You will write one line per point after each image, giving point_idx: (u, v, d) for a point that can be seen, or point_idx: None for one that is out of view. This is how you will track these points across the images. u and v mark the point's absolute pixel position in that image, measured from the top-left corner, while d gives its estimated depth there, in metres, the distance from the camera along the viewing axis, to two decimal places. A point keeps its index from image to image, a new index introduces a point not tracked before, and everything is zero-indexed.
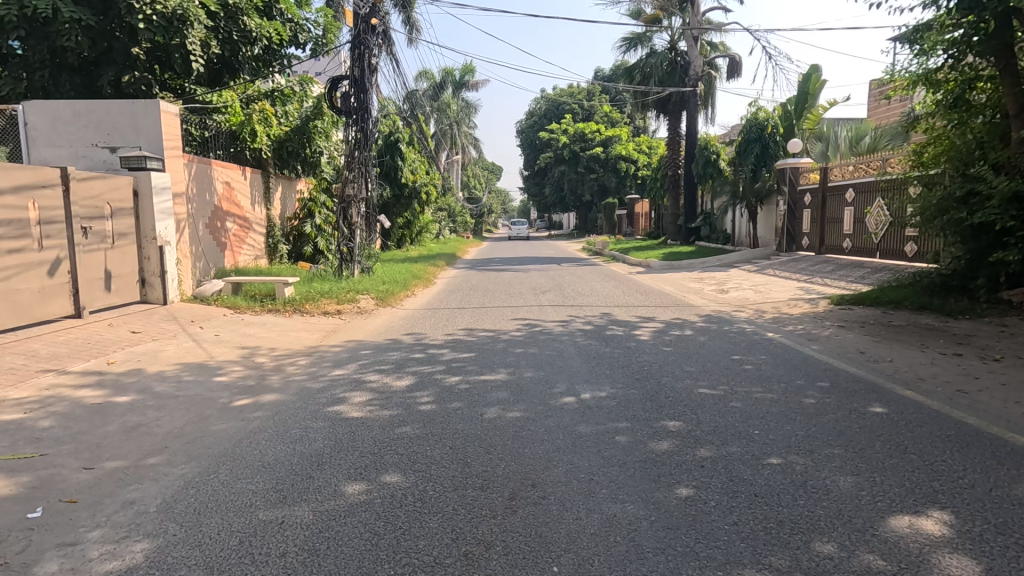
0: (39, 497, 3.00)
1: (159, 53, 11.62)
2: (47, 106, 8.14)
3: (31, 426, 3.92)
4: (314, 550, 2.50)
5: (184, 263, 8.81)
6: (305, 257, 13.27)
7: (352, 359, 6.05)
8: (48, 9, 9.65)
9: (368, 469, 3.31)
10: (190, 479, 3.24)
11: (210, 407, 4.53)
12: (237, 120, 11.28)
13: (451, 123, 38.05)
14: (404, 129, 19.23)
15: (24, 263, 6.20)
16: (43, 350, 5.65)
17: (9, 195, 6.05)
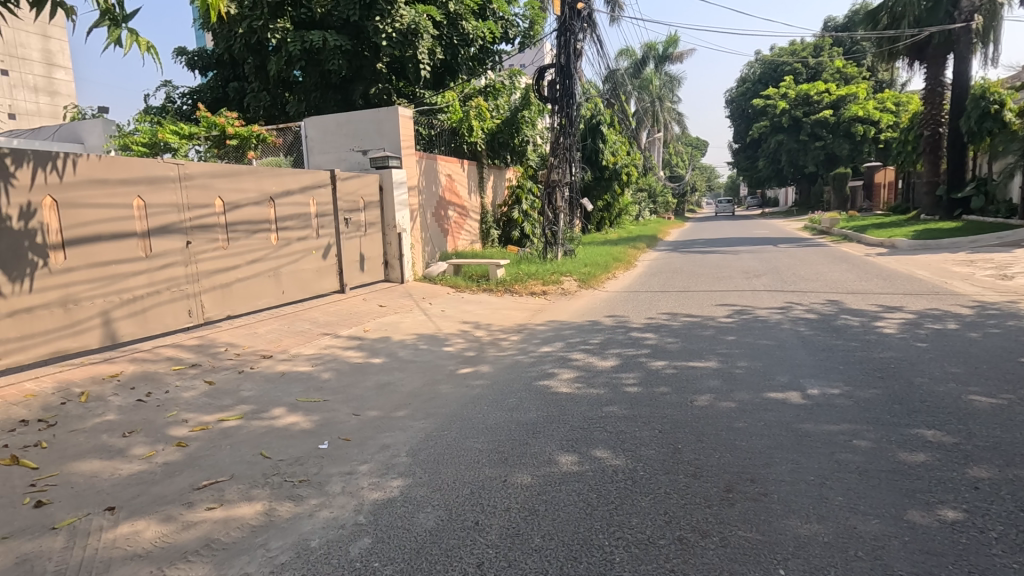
0: (325, 433, 3.80)
1: (396, 65, 13.46)
2: (321, 121, 10.06)
3: (317, 377, 4.98)
4: (533, 509, 2.72)
5: (417, 248, 10.16)
6: (513, 242, 14.22)
7: (559, 337, 6.35)
8: (320, 41, 11.88)
9: (580, 443, 3.46)
10: (429, 433, 3.77)
11: (441, 372, 5.20)
12: (457, 117, 12.45)
13: (653, 100, 36.68)
14: (605, 111, 19.17)
15: (307, 248, 7.81)
16: (321, 318, 7.09)
17: (299, 194, 7.68)
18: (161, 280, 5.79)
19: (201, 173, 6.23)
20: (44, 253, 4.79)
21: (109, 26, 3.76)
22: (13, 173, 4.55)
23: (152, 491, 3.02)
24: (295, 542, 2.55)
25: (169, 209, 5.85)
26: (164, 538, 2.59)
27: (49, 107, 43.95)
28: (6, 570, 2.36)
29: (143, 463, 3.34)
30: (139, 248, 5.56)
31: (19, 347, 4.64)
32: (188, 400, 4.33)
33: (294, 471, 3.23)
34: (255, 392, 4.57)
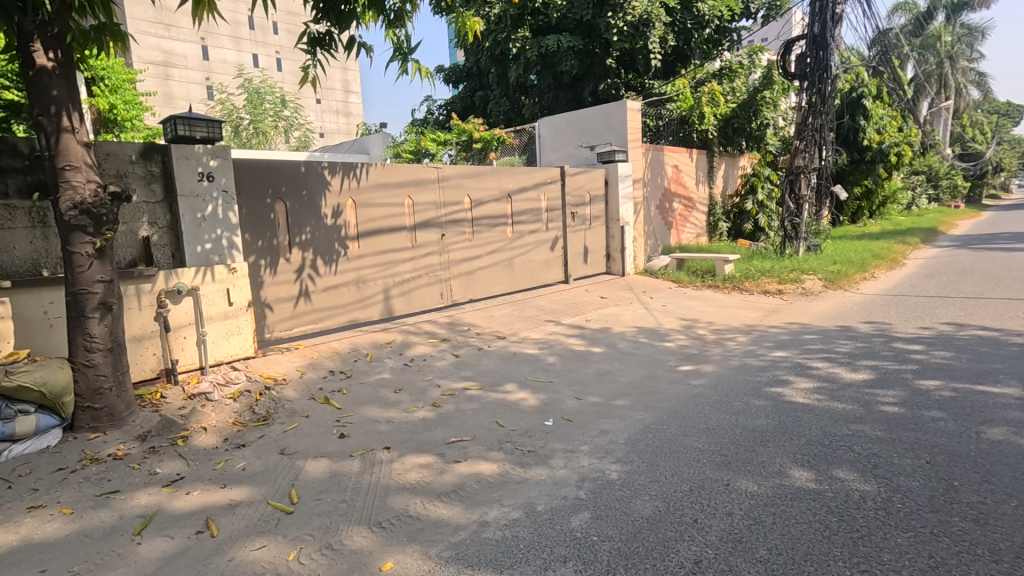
0: (550, 411, 4.11)
1: (627, 58, 13.47)
2: (553, 121, 10.66)
3: (543, 360, 5.39)
4: (759, 520, 2.57)
5: (639, 241, 10.11)
6: (745, 235, 13.12)
7: (796, 342, 5.71)
8: (555, 44, 12.63)
9: (818, 460, 3.11)
10: (648, 425, 3.80)
11: (661, 367, 5.15)
12: (687, 105, 11.92)
13: (939, 61, 29.76)
14: (871, 81, 16.23)
15: (537, 241, 8.44)
16: (547, 306, 7.60)
17: (533, 190, 8.30)
18: (423, 266, 6.89)
19: (455, 175, 7.19)
20: (346, 242, 6.12)
21: (398, 59, 4.62)
22: (329, 180, 5.88)
23: (416, 439, 3.67)
24: (524, 503, 2.85)
25: (430, 206, 6.91)
26: (424, 479, 3.15)
27: (347, 125, 55.23)
28: (323, 480, 3.15)
29: (409, 415, 4.09)
30: (408, 239, 6.71)
31: (329, 315, 6.04)
32: (440, 369, 5.11)
33: (524, 441, 3.59)
34: (492, 367, 5.16)
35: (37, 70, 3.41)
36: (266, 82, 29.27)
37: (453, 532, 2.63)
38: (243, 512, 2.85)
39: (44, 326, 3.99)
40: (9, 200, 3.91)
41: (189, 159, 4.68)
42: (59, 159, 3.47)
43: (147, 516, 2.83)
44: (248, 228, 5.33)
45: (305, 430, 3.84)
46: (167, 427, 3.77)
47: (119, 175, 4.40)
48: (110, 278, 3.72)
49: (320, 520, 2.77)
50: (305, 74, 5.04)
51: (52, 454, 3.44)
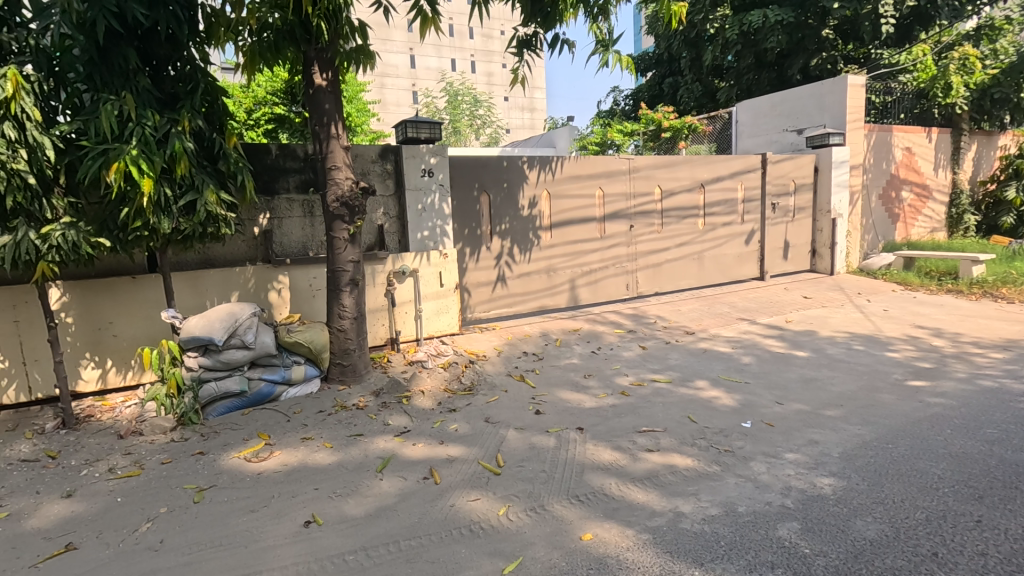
0: (748, 413, 3.89)
1: (847, 26, 12.08)
2: (753, 104, 9.80)
3: (737, 359, 5.09)
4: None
5: (854, 236, 8.88)
6: (1001, 231, 10.70)
7: None
8: (760, 20, 11.66)
9: None
10: (867, 441, 3.39)
11: (883, 379, 4.51)
12: (927, 76, 10.03)
13: None
14: None
15: (731, 234, 7.94)
16: (740, 303, 7.12)
17: (728, 180, 7.81)
18: (610, 257, 6.97)
19: (646, 165, 7.10)
20: (539, 232, 6.46)
21: (600, 52, 4.72)
22: (527, 173, 6.26)
23: (608, 424, 3.78)
24: (724, 502, 2.77)
25: (620, 197, 6.93)
26: (617, 462, 3.24)
27: (531, 121, 57.54)
28: (524, 450, 3.44)
29: (599, 401, 4.21)
30: (597, 230, 6.83)
31: (521, 300, 6.47)
32: (627, 359, 5.15)
33: (720, 440, 3.47)
34: (681, 362, 5.04)
35: (315, 88, 4.21)
36: (464, 84, 32.01)
37: (649, 516, 2.69)
38: (459, 466, 3.26)
39: (310, 296, 4.97)
40: (290, 194, 4.93)
41: (415, 157, 5.37)
42: (327, 161, 4.27)
43: (385, 459, 3.39)
44: (457, 218, 5.94)
45: (505, 404, 4.21)
46: (394, 387, 4.43)
47: (363, 173, 5.25)
48: (358, 259, 4.47)
49: (523, 484, 3.04)
50: (514, 75, 5.43)
51: (314, 398, 4.29)
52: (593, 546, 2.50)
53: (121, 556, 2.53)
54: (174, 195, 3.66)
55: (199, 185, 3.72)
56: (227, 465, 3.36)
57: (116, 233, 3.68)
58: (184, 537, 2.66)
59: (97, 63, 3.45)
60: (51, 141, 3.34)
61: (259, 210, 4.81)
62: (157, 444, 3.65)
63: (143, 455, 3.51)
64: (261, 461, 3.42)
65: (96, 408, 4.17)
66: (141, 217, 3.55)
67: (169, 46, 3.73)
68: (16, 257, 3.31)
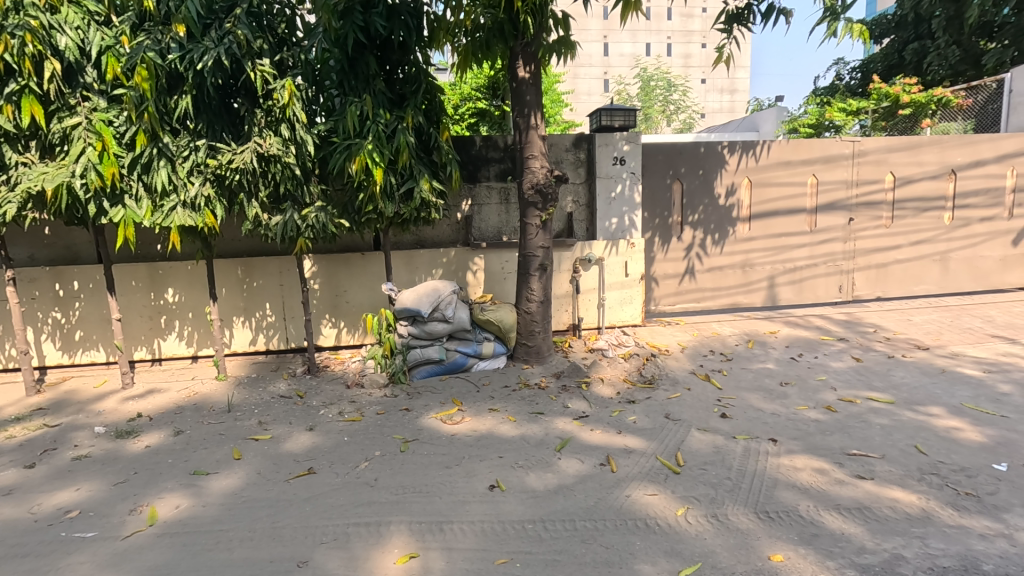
0: (1005, 453, 3.13)
1: None
2: None
3: (993, 386, 4.12)
4: None
5: None
6: None
7: None
8: None
9: None
10: None
11: None
12: None
13: None
14: None
15: (993, 231, 6.41)
16: (1000, 318, 5.73)
17: (994, 164, 6.30)
18: (822, 253, 6.15)
19: (877, 148, 6.09)
20: (737, 223, 5.98)
21: (826, 20, 4.15)
22: (727, 159, 5.82)
23: (808, 440, 3.38)
24: (963, 555, 2.30)
25: (839, 185, 6.06)
26: (820, 483, 2.89)
27: (731, 104, 53.37)
28: (707, 453, 3.26)
29: (800, 413, 3.78)
30: (807, 223, 6.08)
31: (711, 296, 6.07)
32: (837, 370, 4.52)
33: (961, 480, 2.86)
34: (910, 382, 4.25)
35: (519, 81, 4.44)
36: (658, 69, 30.91)
37: (858, 552, 2.35)
38: (637, 459, 3.21)
39: (502, 278, 5.30)
40: (490, 182, 5.29)
41: (608, 145, 5.35)
42: (525, 150, 4.49)
43: (564, 439, 3.50)
44: (647, 206, 5.79)
45: (689, 402, 4.02)
46: (575, 372, 4.53)
47: (557, 161, 5.41)
48: (548, 245, 4.64)
49: (706, 488, 2.89)
50: (719, 54, 5.04)
51: (501, 374, 4.60)
52: (783, 569, 2.28)
53: (347, 486, 3.03)
54: (397, 184, 4.18)
55: (416, 175, 4.20)
56: (426, 423, 3.79)
57: (353, 215, 4.34)
58: (393, 479, 3.08)
59: (347, 70, 4.08)
60: (311, 138, 4.08)
61: (463, 196, 5.27)
62: (373, 397, 4.27)
63: (363, 405, 4.14)
64: (455, 424, 3.79)
65: (331, 360, 5.03)
66: (372, 203, 4.13)
67: (400, 52, 4.25)
68: (284, 233, 4.12)
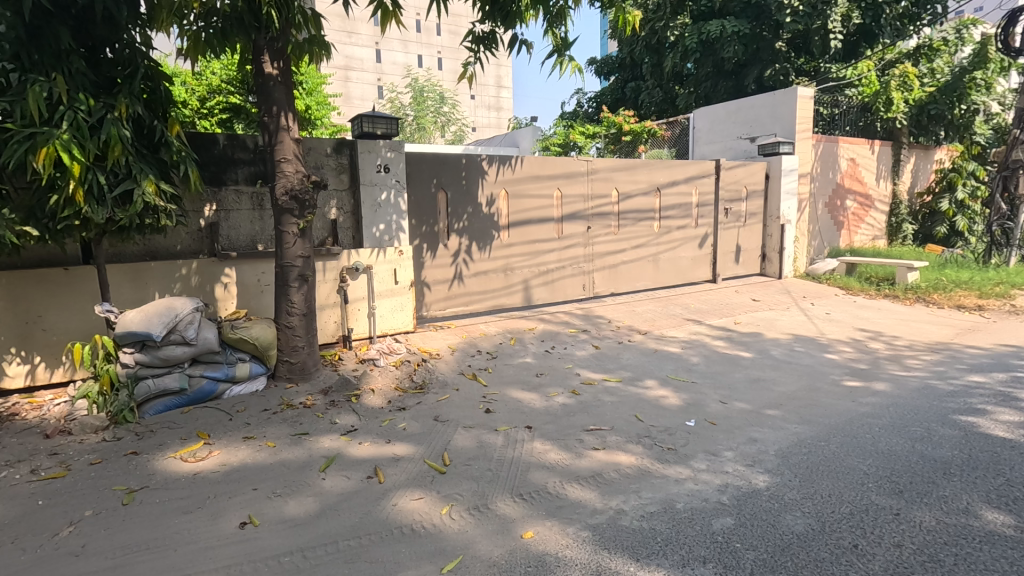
0: (694, 412, 3.98)
1: (800, 40, 12.34)
2: (710, 111, 10.06)
3: (688, 359, 5.21)
4: (936, 558, 2.28)
5: (801, 242, 9.20)
6: (936, 240, 11.15)
7: (1002, 366, 4.79)
8: (718, 30, 12.07)
9: (1019, 505, 2.66)
10: (803, 439, 3.50)
11: (822, 379, 4.66)
12: (871, 90, 10.40)
13: None
14: None
15: (685, 237, 8.13)
16: (693, 305, 7.29)
17: (684, 184, 8.00)
18: (568, 257, 7.04)
19: (605, 167, 7.20)
20: (497, 231, 6.46)
21: (556, 56, 4.76)
22: (486, 170, 6.24)
23: (556, 423, 3.82)
24: (663, 499, 2.84)
25: (578, 199, 7.01)
26: (564, 460, 3.28)
27: (498, 120, 57.76)
28: (472, 449, 3.44)
29: (551, 400, 4.25)
30: (555, 230, 6.88)
31: (478, 298, 6.46)
32: (580, 358, 5.21)
33: (665, 438, 3.55)
34: (634, 362, 5.13)
35: (265, 77, 4.09)
36: (429, 80, 31.74)
37: (591, 514, 2.73)
38: (405, 465, 3.23)
39: (258, 292, 4.82)
40: (239, 186, 4.78)
41: (371, 152, 5.30)
42: (276, 152, 4.16)
43: (329, 458, 3.33)
44: (414, 214, 5.89)
45: (456, 402, 4.20)
46: (343, 385, 4.35)
47: (317, 167, 5.15)
48: (308, 254, 4.37)
49: (469, 483, 3.04)
50: (465, 70, 5.41)
51: (260, 396, 4.17)
52: (533, 544, 2.52)
53: (42, 562, 2.40)
54: (108, 184, 3.47)
55: (136, 174, 3.55)
56: (161, 466, 3.23)
57: (44, 222, 3.47)
58: (112, 540, 2.55)
59: (25, 41, 3.24)
60: None
61: (205, 201, 4.65)
62: (86, 444, 3.48)
63: (69, 456, 3.34)
64: (199, 461, 3.31)
65: (22, 406, 3.95)
66: (72, 206, 3.36)
67: (106, 27, 3.54)
68: None
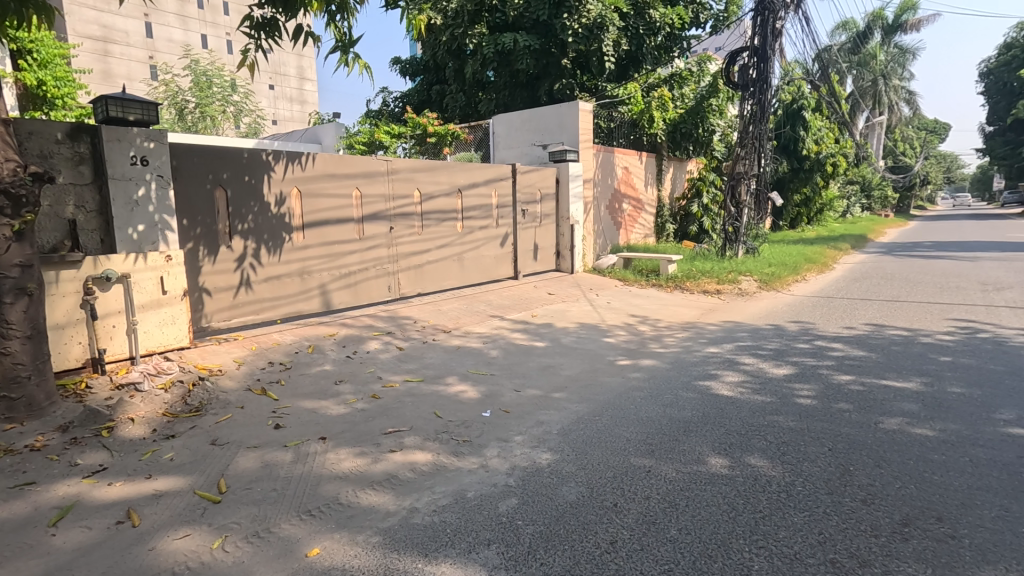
0: (490, 403, 4.19)
1: (582, 59, 13.75)
2: (506, 118, 10.71)
3: (487, 353, 5.47)
4: (674, 503, 2.73)
5: (588, 240, 10.31)
6: (690, 237, 13.44)
7: (730, 338, 5.95)
8: (512, 43, 12.89)
9: (733, 447, 3.32)
10: (582, 416, 3.91)
11: (600, 361, 5.27)
12: (638, 109, 12.07)
13: (875, 78, 31.89)
14: (810, 94, 17.42)
15: (487, 237, 8.51)
16: (495, 301, 7.67)
17: (483, 187, 8.36)
18: (370, 258, 6.86)
19: (405, 168, 7.18)
20: (290, 232, 6.02)
21: (344, 55, 4.58)
22: (273, 166, 5.77)
23: (353, 430, 3.69)
24: (455, 491, 2.93)
25: (379, 199, 6.88)
26: (359, 467, 3.19)
27: (301, 114, 53.86)
28: (255, 470, 3.14)
29: (349, 406, 4.09)
30: (355, 231, 6.65)
31: (271, 305, 5.94)
32: (383, 361, 5.12)
33: (461, 431, 3.67)
34: (437, 360, 5.21)
35: None
36: (214, 64, 28.21)
37: (383, 518, 2.69)
38: (169, 502, 2.82)
39: None
40: None
41: (122, 141, 4.51)
42: None
43: (64, 508, 2.75)
44: (186, 213, 5.18)
45: (240, 421, 3.80)
46: (90, 418, 3.64)
47: (43, 155, 4.21)
48: (29, 261, 3.54)
49: (248, 508, 2.77)
50: (244, 58, 4.89)
51: None
52: (319, 560, 2.39)
53: None
54: None
55: None
56: None
57: None
58: None
59: None
60: None
61: None
62: None
63: None
64: None
65: None
66: None
67: None
68: None
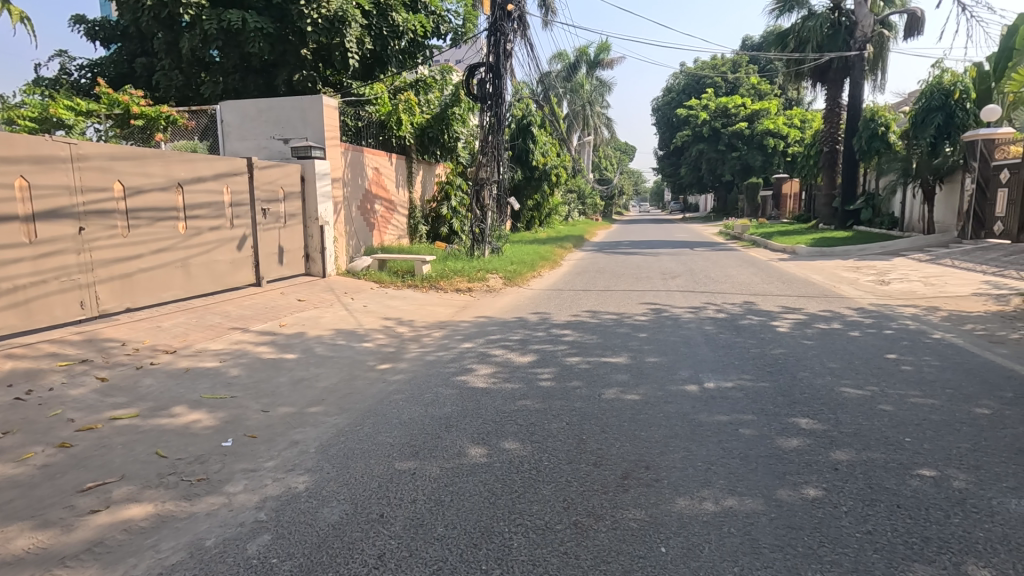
0: (231, 430, 3.66)
1: (324, 53, 13.03)
2: (238, 106, 9.57)
3: (226, 372, 4.77)
4: (439, 500, 2.78)
5: (340, 242, 9.85)
6: (441, 238, 13.99)
7: (482, 332, 6.37)
8: (239, 21, 11.50)
9: (490, 436, 3.54)
10: (341, 428, 3.70)
11: (359, 368, 5.08)
12: (385, 110, 11.98)
13: (585, 104, 37.81)
14: (536, 112, 19.81)
15: (220, 239, 7.44)
16: (234, 312, 6.75)
17: (211, 181, 7.27)
18: (50, 268, 5.32)
19: (98, 154, 5.78)
20: None
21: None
22: None
23: (28, 496, 2.80)
24: (188, 542, 2.46)
25: (60, 191, 5.39)
26: (41, 544, 2.43)
27: None
28: None
29: (21, 465, 3.09)
30: (22, 233, 5.07)
31: None
32: (74, 398, 4.02)
33: (194, 470, 3.10)
34: (156, 388, 4.32)
35: None
36: None
37: None
38: None
39: None
40: None
41: None
42: None
43: None
44: None
45: None
46: None
47: None
48: None
49: None
50: None
51: None
52: None
53: None
54: None
55: None
56: None
57: None
58: None
59: None
60: None
61: None
62: None
63: None
64: None
65: None
66: None
67: None
68: None
